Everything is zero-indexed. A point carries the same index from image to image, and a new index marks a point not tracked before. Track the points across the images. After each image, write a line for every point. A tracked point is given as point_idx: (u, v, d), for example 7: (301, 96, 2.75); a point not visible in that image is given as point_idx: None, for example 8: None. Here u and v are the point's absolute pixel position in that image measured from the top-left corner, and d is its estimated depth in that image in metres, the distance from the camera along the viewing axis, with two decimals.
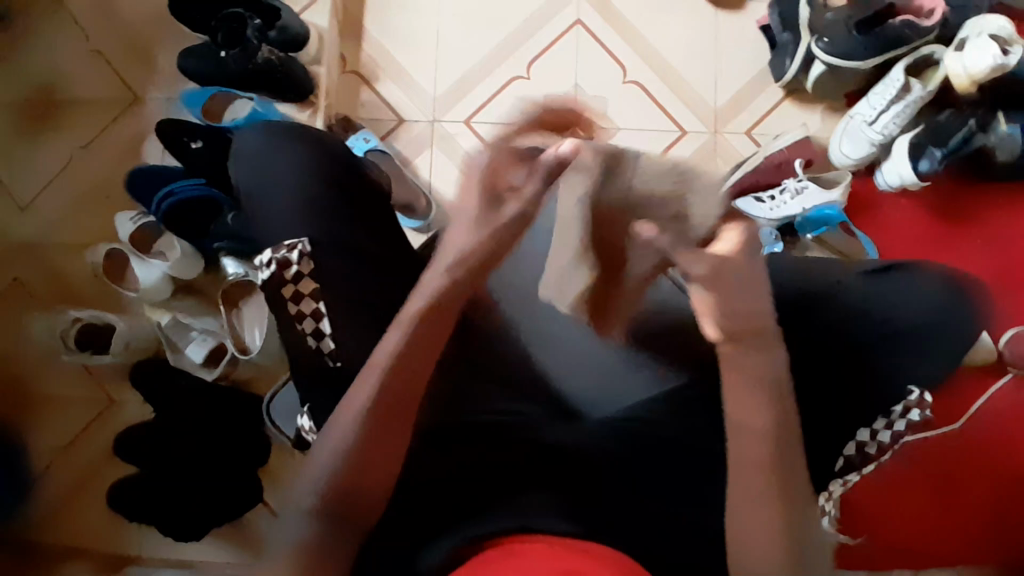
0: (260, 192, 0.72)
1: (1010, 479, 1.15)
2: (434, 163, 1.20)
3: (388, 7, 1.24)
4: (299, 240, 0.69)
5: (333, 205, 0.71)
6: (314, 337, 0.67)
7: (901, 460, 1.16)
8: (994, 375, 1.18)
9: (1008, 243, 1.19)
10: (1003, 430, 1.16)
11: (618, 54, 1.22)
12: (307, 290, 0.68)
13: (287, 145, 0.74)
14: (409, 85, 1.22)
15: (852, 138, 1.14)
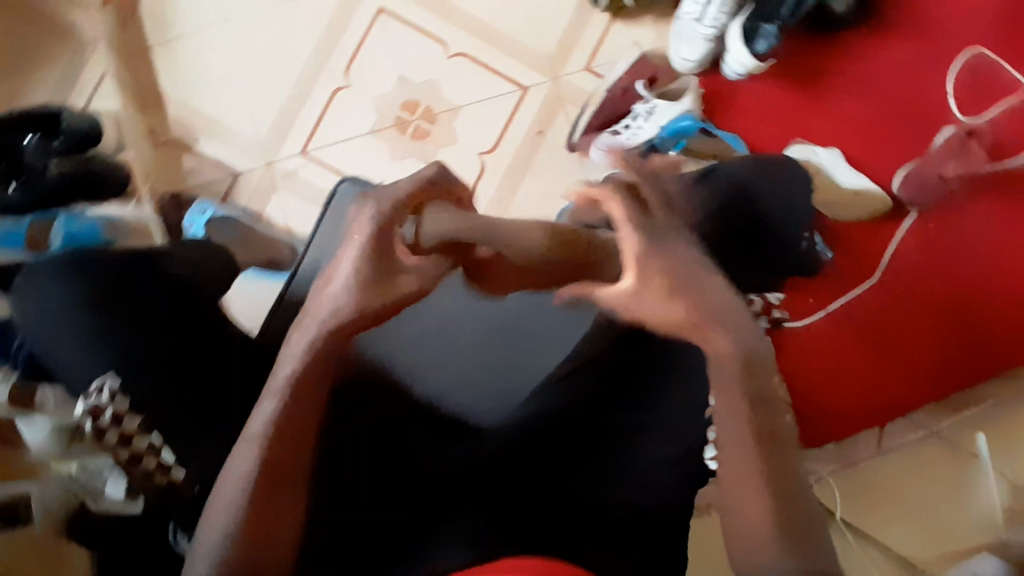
0: (45, 338, 0.67)
1: (937, 313, 1.17)
2: (285, 206, 1.13)
3: (179, 62, 1.14)
4: (104, 380, 0.65)
5: (126, 328, 0.67)
6: (161, 471, 0.65)
7: (830, 328, 1.18)
8: (897, 219, 1.18)
9: (871, 89, 1.19)
10: (920, 268, 1.18)
11: (432, 31, 1.15)
12: (133, 428, 0.65)
13: (60, 276, 0.69)
14: (231, 136, 1.14)
15: (687, 40, 1.10)
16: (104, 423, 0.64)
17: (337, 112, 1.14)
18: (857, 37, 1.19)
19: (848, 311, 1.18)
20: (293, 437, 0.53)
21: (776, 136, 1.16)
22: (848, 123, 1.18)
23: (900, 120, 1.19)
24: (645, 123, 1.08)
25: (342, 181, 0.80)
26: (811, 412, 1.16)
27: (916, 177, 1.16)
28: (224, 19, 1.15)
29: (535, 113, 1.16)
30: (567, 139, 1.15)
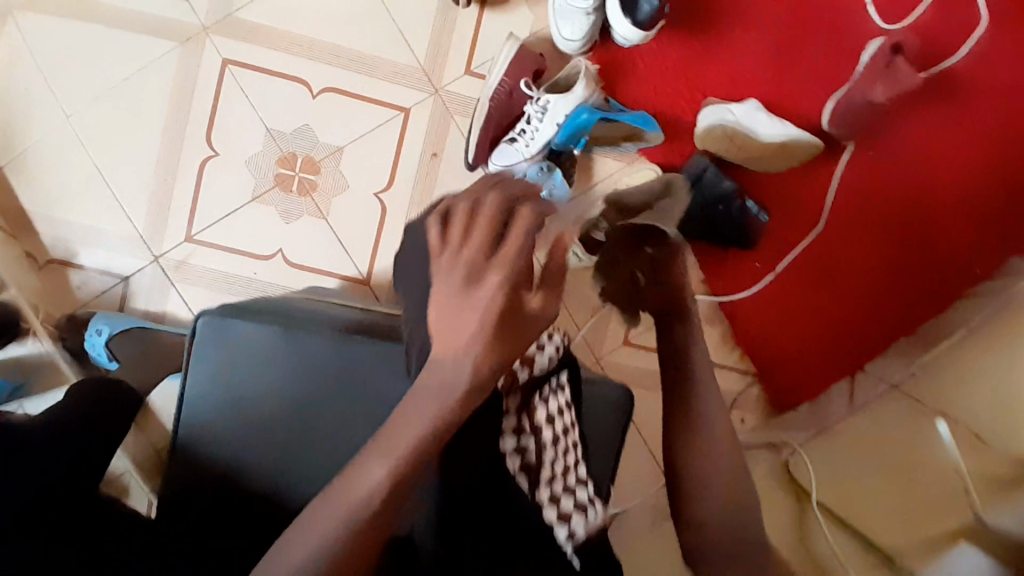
0: None
1: (890, 244, 1.10)
2: (188, 298, 1.06)
3: (29, 174, 1.04)
4: None
5: None
6: None
7: (782, 290, 1.10)
8: (834, 157, 1.09)
9: (779, 19, 1.07)
10: (866, 200, 1.09)
11: (288, 72, 1.04)
12: None
13: None
14: (109, 239, 1.05)
15: (566, 18, 0.99)
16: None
17: (212, 185, 1.05)
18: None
19: (799, 267, 1.10)
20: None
21: (685, 97, 1.06)
22: (763, 62, 1.07)
23: (818, 46, 1.08)
24: (541, 123, 0.99)
25: (201, 316, 0.71)
26: (780, 376, 1.11)
27: (845, 109, 1.05)
28: (61, 114, 1.04)
29: (425, 135, 1.06)
30: (464, 159, 1.05)
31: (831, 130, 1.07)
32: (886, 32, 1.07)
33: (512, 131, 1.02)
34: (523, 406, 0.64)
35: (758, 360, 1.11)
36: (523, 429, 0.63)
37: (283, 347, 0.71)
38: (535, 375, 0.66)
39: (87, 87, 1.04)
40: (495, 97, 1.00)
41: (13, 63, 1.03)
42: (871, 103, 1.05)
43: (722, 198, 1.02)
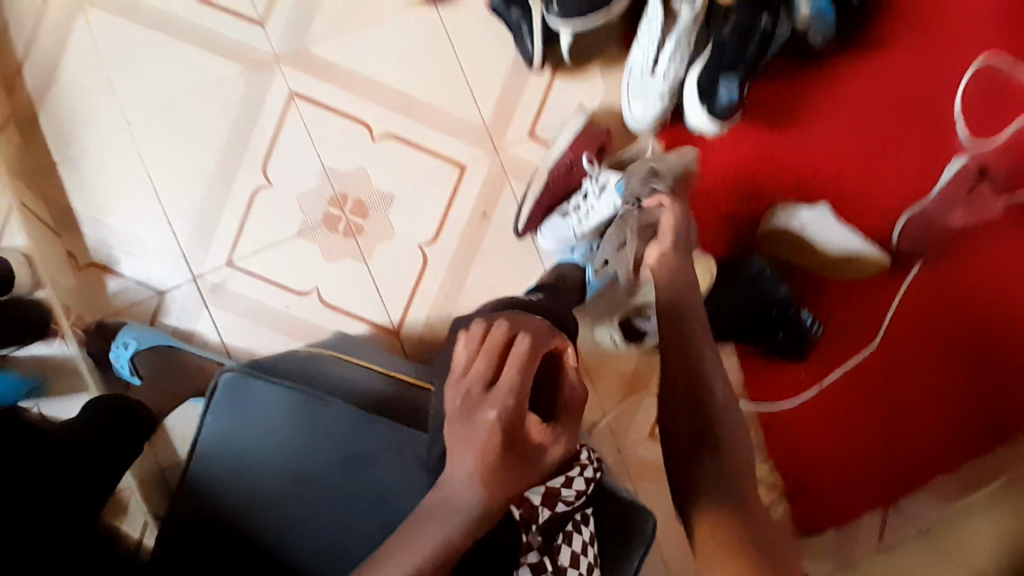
0: None
1: (948, 373, 1.03)
2: (217, 321, 1.05)
3: (85, 175, 1.05)
4: None
5: None
6: None
7: (827, 404, 1.05)
8: (900, 275, 1.03)
9: (861, 122, 1.02)
10: (928, 323, 1.03)
11: (351, 111, 1.03)
12: None
13: None
14: (150, 250, 1.05)
15: (640, 95, 0.97)
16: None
17: (260, 216, 1.04)
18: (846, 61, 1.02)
19: (847, 383, 1.04)
20: None
21: (752, 191, 1.02)
22: (836, 164, 1.02)
23: (900, 156, 1.02)
24: (598, 200, 0.94)
25: (226, 370, 0.72)
26: (810, 494, 1.05)
27: (917, 226, 1.02)
28: (125, 122, 1.05)
29: (479, 193, 1.04)
30: (513, 224, 1.04)
31: (899, 245, 1.02)
32: (970, 149, 1.02)
33: (566, 205, 0.99)
34: (546, 546, 0.63)
35: (789, 474, 1.05)
36: (545, 570, 0.62)
37: (303, 414, 0.70)
38: (559, 513, 0.65)
39: (153, 106, 1.04)
40: (554, 170, 0.99)
41: (88, 67, 1.04)
42: (943, 226, 1.01)
43: (775, 301, 0.97)
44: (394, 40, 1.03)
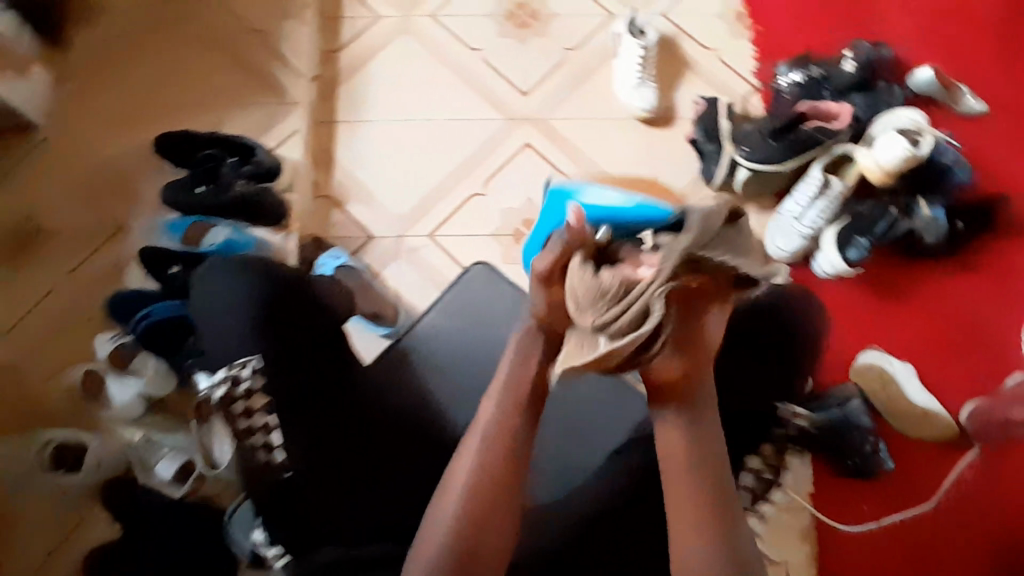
0: (211, 325, 0.78)
1: (993, 554, 1.12)
2: (400, 274, 1.29)
3: (354, 138, 1.36)
4: (250, 358, 0.75)
5: (272, 326, 0.77)
6: (265, 450, 0.74)
7: (879, 544, 1.13)
8: (959, 450, 1.17)
9: (956, 317, 1.23)
10: (983, 503, 1.14)
11: (563, 168, 1.34)
12: (257, 405, 0.75)
13: (243, 272, 0.79)
14: (376, 205, 1.33)
15: (784, 232, 1.22)
16: (238, 393, 0.75)
17: (469, 213, 1.33)
18: (952, 266, 1.25)
19: (899, 533, 1.14)
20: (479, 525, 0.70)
21: (855, 338, 1.22)
22: (925, 340, 1.22)
23: (976, 355, 1.22)
24: None
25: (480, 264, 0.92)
26: None
27: (979, 418, 1.16)
28: (400, 115, 1.38)
29: None
30: None
31: (965, 426, 1.18)
32: None
33: None
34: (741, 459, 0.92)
35: None
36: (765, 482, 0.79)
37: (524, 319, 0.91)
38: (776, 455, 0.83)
39: (429, 112, 1.38)
40: None
41: (392, 72, 1.40)
42: (1006, 423, 1.16)
43: (858, 425, 1.13)
44: (611, 132, 1.35)
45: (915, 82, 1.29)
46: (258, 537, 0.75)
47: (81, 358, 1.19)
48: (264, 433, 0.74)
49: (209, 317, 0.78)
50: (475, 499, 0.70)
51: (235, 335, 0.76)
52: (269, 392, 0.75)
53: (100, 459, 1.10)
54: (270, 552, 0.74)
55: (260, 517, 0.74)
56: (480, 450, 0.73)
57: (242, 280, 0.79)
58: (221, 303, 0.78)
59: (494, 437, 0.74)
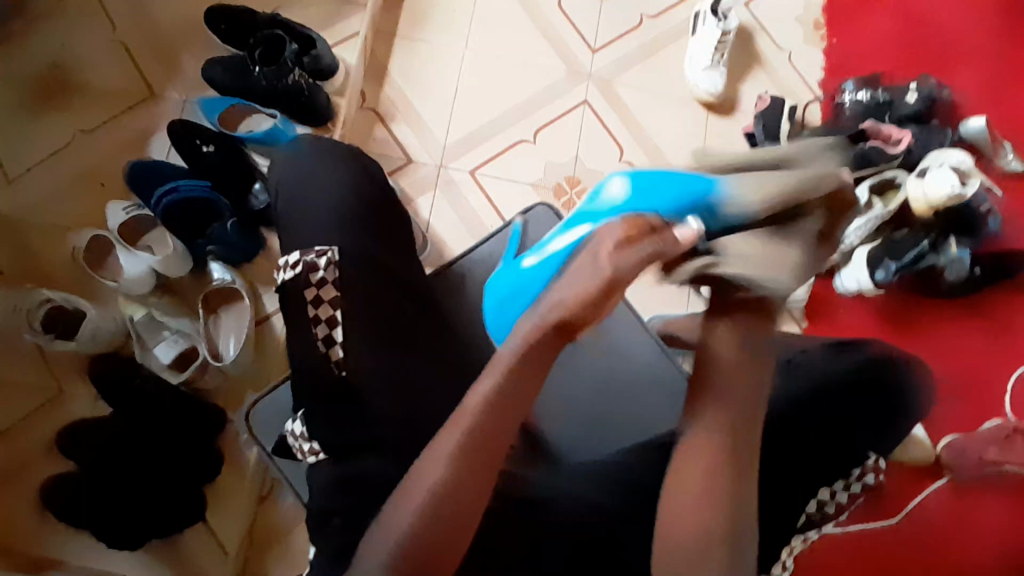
0: (295, 202, 0.78)
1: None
2: (436, 204, 1.25)
3: (412, 55, 1.31)
4: (329, 248, 0.74)
5: (358, 219, 0.78)
6: (325, 342, 0.72)
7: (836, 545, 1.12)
8: (930, 478, 1.16)
9: (966, 358, 1.23)
10: (942, 529, 1.14)
11: (616, 134, 1.32)
12: (327, 296, 0.73)
13: (333, 160, 0.82)
14: (422, 129, 1.28)
15: None
16: (313, 279, 0.74)
17: (514, 157, 1.29)
18: (975, 310, 1.25)
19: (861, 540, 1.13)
20: (459, 494, 0.57)
21: None
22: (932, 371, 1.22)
23: (967, 392, 1.21)
24: None
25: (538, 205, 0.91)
26: None
27: (955, 448, 1.14)
28: (462, 42, 1.33)
29: None
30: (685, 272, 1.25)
31: (940, 454, 1.16)
32: (1008, 417, 1.20)
33: None
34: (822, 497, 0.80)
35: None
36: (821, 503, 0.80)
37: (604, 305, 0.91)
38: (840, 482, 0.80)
39: (495, 46, 1.33)
40: None
41: None
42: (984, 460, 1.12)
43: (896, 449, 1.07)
44: (670, 108, 1.34)
45: (967, 128, 1.27)
46: (293, 429, 0.72)
47: (89, 222, 1.11)
48: (327, 325, 0.72)
49: (292, 196, 0.79)
50: (437, 509, 0.56)
51: (320, 220, 0.77)
52: (343, 285, 0.74)
53: (96, 329, 1.01)
54: (305, 447, 0.70)
55: (301, 409, 0.71)
56: (452, 451, 0.58)
57: (334, 169, 0.81)
58: (311, 187, 0.79)
59: (470, 441, 0.58)
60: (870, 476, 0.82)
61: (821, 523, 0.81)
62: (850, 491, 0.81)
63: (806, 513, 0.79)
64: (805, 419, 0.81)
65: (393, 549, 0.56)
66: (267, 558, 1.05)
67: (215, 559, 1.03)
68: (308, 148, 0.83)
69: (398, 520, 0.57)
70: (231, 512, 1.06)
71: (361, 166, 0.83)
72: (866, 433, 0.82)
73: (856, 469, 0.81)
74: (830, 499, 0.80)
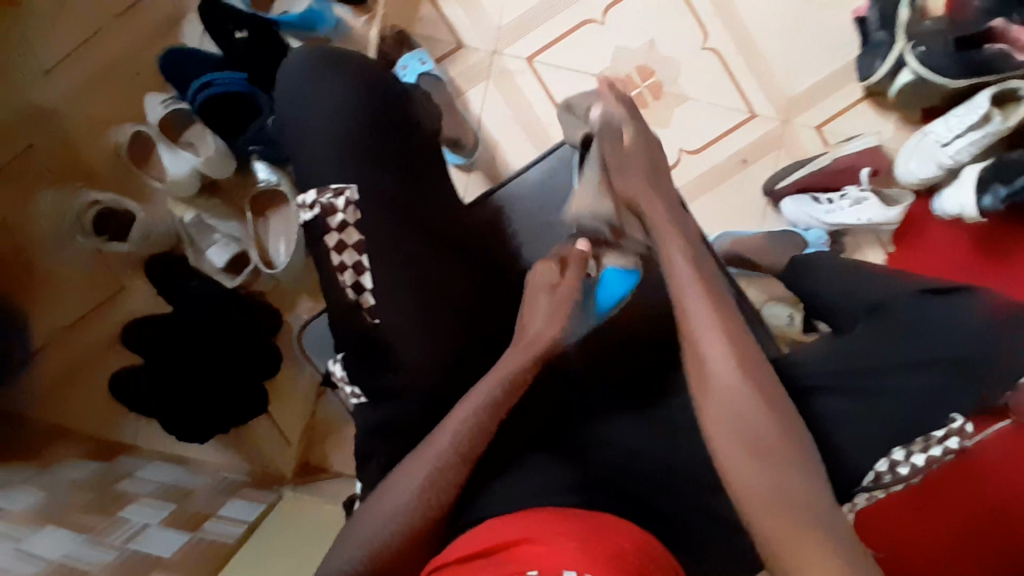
0: (299, 128, 0.71)
1: None
2: (487, 98, 1.13)
3: None
4: (347, 186, 0.69)
5: (368, 144, 0.71)
6: (354, 290, 0.68)
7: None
8: None
9: None
10: None
11: (701, 15, 1.13)
12: (351, 240, 0.68)
13: (331, 77, 0.72)
14: (473, 6, 1.13)
15: (921, 156, 1.07)
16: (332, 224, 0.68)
17: (577, 42, 1.13)
18: None
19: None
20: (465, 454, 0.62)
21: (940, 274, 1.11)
22: None
23: None
24: (848, 207, 1.08)
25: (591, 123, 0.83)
26: None
27: None
28: None
29: (751, 142, 1.14)
30: (768, 181, 1.13)
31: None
32: None
33: (821, 193, 1.09)
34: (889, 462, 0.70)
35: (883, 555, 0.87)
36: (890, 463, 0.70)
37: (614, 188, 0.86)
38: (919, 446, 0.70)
39: None
40: (835, 162, 1.10)
41: None
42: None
43: None
44: None
45: None
46: (332, 369, 0.72)
47: (130, 117, 1.07)
48: (354, 271, 0.68)
49: (297, 122, 0.72)
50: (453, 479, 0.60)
51: (329, 152, 0.70)
52: (362, 228, 0.68)
53: (147, 231, 1.01)
54: (346, 389, 0.71)
55: (340, 352, 0.71)
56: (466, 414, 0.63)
57: (332, 86, 0.72)
58: (319, 104, 0.71)
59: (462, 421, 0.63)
60: (954, 440, 0.70)
61: (889, 484, 0.71)
62: (928, 455, 0.70)
63: (873, 471, 0.70)
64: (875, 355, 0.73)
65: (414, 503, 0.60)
66: (329, 446, 1.12)
67: (280, 449, 1.11)
68: (311, 62, 0.74)
69: (413, 474, 0.61)
70: (288, 408, 1.12)
71: (370, 79, 0.73)
72: (954, 389, 0.70)
73: (937, 431, 0.70)
74: (905, 461, 0.70)
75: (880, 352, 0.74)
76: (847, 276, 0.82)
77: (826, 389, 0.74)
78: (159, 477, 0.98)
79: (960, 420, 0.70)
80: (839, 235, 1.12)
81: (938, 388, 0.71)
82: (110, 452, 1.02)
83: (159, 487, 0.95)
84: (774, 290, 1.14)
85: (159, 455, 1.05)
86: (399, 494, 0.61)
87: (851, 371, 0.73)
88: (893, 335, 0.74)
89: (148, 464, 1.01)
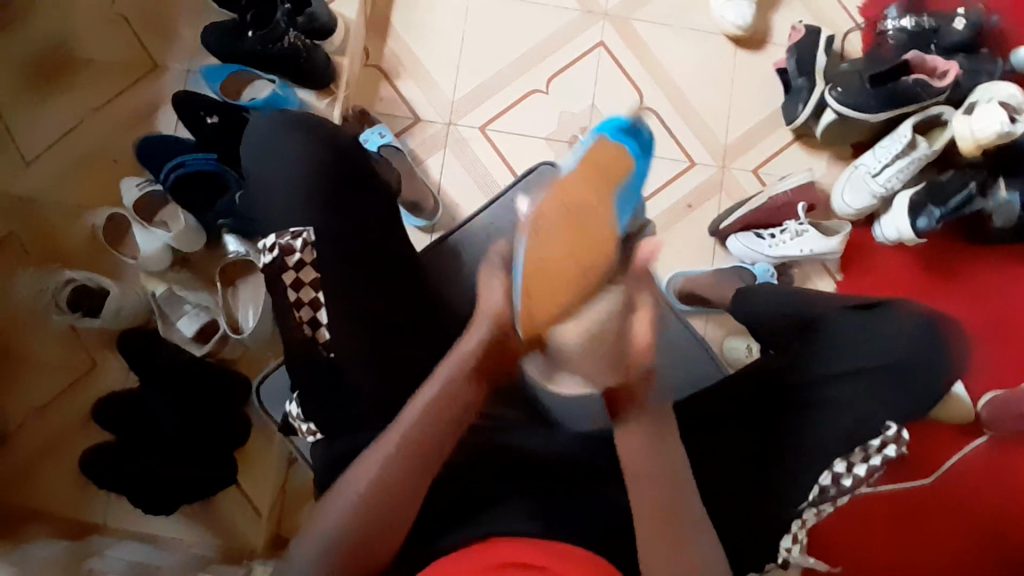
0: (266, 175, 0.76)
1: (986, 536, 1.05)
2: (445, 164, 1.22)
3: (415, 7, 1.25)
4: (305, 229, 0.73)
5: (328, 189, 0.75)
6: (310, 325, 0.71)
7: (866, 509, 1.06)
8: (968, 435, 1.09)
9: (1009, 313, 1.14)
10: (986, 487, 1.07)
11: (635, 78, 1.25)
12: (307, 278, 0.72)
13: (297, 130, 0.78)
14: (428, 85, 1.24)
15: (854, 188, 1.14)
16: (289, 262, 0.72)
17: (527, 109, 1.23)
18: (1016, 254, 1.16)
19: (893, 503, 1.07)
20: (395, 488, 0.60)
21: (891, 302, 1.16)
22: (983, 333, 1.13)
23: (1007, 349, 1.13)
24: (790, 240, 1.14)
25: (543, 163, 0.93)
26: (837, 570, 1.04)
27: (995, 405, 1.05)
28: None
29: (693, 188, 1.22)
30: (711, 224, 1.20)
31: (980, 412, 1.07)
32: None
33: (763, 229, 1.16)
34: (838, 472, 0.72)
35: (821, 548, 1.05)
36: (841, 474, 0.72)
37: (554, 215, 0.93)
38: (866, 452, 0.72)
39: None
40: (771, 200, 1.17)
41: None
42: None
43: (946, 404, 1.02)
44: (691, 46, 1.26)
45: (1019, 58, 1.14)
46: (290, 409, 0.74)
47: (107, 201, 1.13)
48: (311, 306, 0.72)
49: (264, 168, 0.77)
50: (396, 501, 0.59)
51: (290, 197, 0.74)
52: (321, 266, 0.73)
53: (120, 307, 1.05)
54: (302, 426, 0.73)
55: (296, 390, 0.73)
56: (399, 457, 0.61)
57: (294, 137, 0.77)
58: (281, 160, 0.76)
59: (410, 444, 0.61)
60: (891, 447, 0.72)
61: (835, 497, 0.72)
62: (869, 464, 0.72)
63: (818, 484, 0.71)
64: (824, 372, 0.75)
65: (364, 531, 0.59)
66: (300, 513, 1.10)
67: (250, 520, 1.09)
68: (275, 119, 0.79)
69: (349, 503, 0.60)
70: (261, 476, 1.11)
71: (332, 134, 0.78)
72: (888, 401, 0.73)
73: (874, 440, 0.72)
74: (847, 472, 0.71)
75: (833, 359, 0.76)
76: (788, 301, 0.82)
77: (783, 393, 0.75)
78: (128, 555, 0.94)
79: (896, 427, 0.72)
80: (787, 268, 1.18)
81: (871, 401, 0.73)
82: (79, 532, 1.00)
83: (130, 564, 0.90)
84: (730, 325, 1.17)
85: (128, 535, 1.02)
86: (341, 522, 0.59)
87: (797, 385, 0.75)
88: (841, 345, 0.76)
89: (117, 543, 0.98)
